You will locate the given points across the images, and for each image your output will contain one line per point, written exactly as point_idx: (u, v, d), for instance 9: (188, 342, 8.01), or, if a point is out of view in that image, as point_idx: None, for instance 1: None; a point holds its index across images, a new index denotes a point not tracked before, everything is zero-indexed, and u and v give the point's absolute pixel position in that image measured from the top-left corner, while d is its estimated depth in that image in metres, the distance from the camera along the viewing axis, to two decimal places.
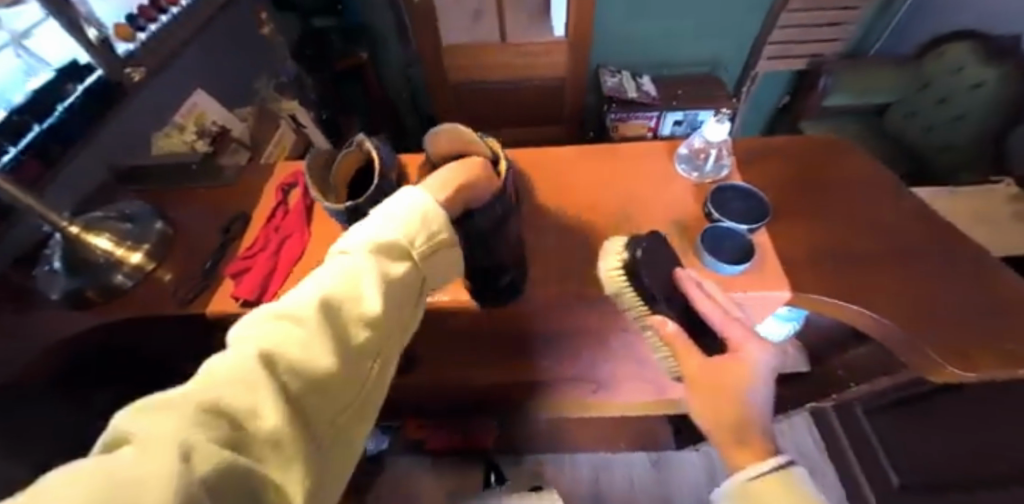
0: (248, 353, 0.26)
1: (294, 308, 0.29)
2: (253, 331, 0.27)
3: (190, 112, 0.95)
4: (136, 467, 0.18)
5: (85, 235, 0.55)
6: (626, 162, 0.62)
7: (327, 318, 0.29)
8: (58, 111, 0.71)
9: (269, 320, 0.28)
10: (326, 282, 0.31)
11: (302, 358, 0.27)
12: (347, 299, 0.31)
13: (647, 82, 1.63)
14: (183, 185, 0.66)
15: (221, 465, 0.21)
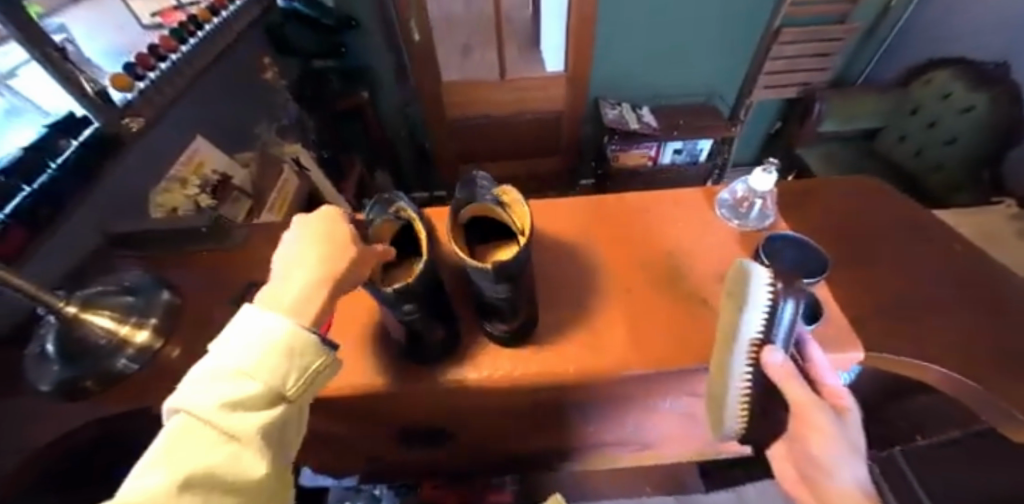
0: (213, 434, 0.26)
1: (236, 365, 0.28)
2: (202, 404, 0.26)
3: (190, 160, 0.92)
4: None
5: (83, 313, 0.51)
6: (661, 210, 0.59)
7: (271, 368, 0.28)
8: (51, 169, 0.66)
9: (215, 388, 0.27)
10: (258, 337, 0.29)
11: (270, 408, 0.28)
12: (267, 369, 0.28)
13: (645, 113, 1.64)
14: (188, 249, 0.62)
15: None
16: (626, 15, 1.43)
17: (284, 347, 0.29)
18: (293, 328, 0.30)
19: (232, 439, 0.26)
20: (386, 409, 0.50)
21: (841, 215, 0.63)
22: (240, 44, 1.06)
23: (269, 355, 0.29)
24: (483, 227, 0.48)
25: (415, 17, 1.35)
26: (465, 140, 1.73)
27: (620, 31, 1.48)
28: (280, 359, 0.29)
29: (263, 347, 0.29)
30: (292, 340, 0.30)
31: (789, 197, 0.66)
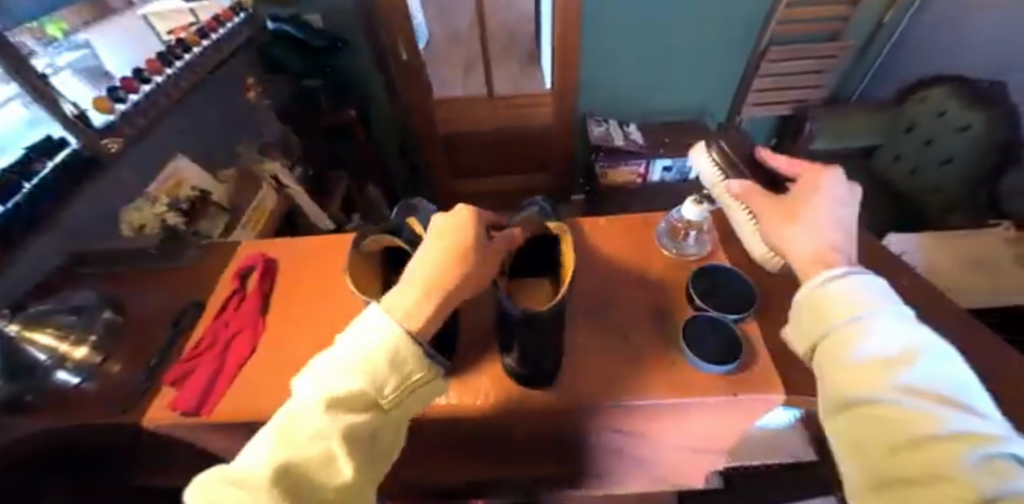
0: (314, 433, 0.30)
1: (337, 368, 0.32)
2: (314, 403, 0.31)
3: (169, 178, 0.95)
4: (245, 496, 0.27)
5: (27, 332, 0.52)
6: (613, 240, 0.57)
7: (356, 391, 0.31)
8: (26, 187, 0.69)
9: (328, 382, 0.32)
10: (372, 339, 0.33)
11: (353, 429, 0.31)
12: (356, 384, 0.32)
13: (633, 130, 1.64)
14: (141, 268, 0.63)
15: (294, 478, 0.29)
16: (610, 34, 1.44)
17: (379, 360, 0.32)
18: (404, 339, 0.33)
19: (324, 434, 0.30)
20: None
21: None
22: (226, 65, 1.10)
23: (363, 365, 0.32)
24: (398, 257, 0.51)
25: (403, 40, 1.39)
26: (457, 155, 1.74)
27: (606, 50, 1.49)
28: (372, 368, 0.32)
29: (364, 354, 0.32)
30: (388, 352, 0.32)
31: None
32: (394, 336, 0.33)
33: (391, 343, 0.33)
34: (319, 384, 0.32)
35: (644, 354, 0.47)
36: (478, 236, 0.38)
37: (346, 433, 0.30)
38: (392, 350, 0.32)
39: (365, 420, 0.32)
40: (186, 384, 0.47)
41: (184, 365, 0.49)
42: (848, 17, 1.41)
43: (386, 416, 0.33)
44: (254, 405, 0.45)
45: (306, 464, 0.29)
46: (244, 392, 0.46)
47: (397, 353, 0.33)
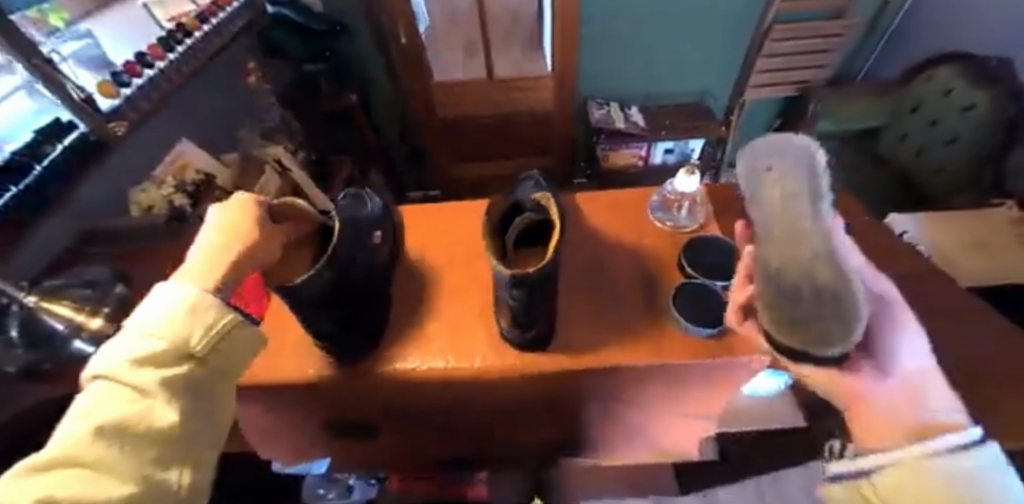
0: (128, 400, 0.28)
1: (148, 327, 0.30)
2: (111, 367, 0.29)
3: (176, 162, 0.96)
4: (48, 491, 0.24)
5: (46, 303, 0.55)
6: (611, 211, 0.58)
7: (174, 340, 0.30)
8: (37, 169, 0.72)
9: (125, 350, 0.29)
10: (163, 308, 0.31)
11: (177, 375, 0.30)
12: (152, 341, 0.30)
13: (634, 112, 1.64)
14: (151, 246, 0.66)
15: (101, 458, 0.26)
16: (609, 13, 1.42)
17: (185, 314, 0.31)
18: (197, 294, 0.32)
19: (141, 393, 0.28)
20: (312, 399, 0.52)
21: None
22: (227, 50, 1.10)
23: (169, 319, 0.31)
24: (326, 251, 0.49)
25: (401, 22, 1.38)
26: (458, 139, 1.73)
27: (606, 30, 1.47)
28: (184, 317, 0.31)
29: (164, 314, 0.31)
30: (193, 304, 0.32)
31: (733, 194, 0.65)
32: (188, 295, 0.32)
33: (187, 299, 0.32)
34: (106, 361, 0.29)
35: (634, 321, 0.49)
36: (262, 218, 0.40)
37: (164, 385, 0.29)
38: (193, 303, 0.31)
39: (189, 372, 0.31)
40: None
41: None
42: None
43: (205, 368, 0.32)
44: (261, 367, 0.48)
45: (131, 423, 0.27)
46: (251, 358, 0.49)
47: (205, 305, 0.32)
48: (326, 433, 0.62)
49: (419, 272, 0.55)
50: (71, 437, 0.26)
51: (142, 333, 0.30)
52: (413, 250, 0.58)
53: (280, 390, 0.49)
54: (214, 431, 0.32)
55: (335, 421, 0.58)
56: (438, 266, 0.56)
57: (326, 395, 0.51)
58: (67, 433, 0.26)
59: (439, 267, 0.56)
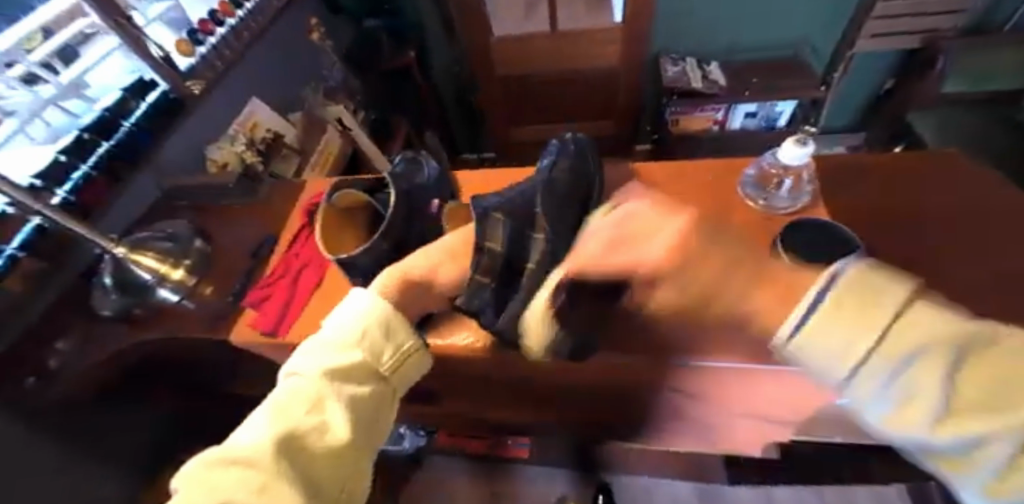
0: (309, 406, 0.32)
1: (314, 360, 0.34)
2: (310, 371, 0.33)
3: (246, 121, 0.96)
4: (282, 411, 0.31)
5: (133, 253, 0.58)
6: (693, 186, 0.52)
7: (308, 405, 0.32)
8: (125, 126, 0.76)
9: (327, 353, 0.34)
10: (342, 335, 0.35)
11: (287, 453, 0.30)
12: (312, 433, 0.31)
13: (714, 69, 1.46)
14: (223, 203, 0.70)
15: (279, 452, 0.29)
16: None
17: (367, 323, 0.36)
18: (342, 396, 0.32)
19: (252, 464, 0.28)
20: None
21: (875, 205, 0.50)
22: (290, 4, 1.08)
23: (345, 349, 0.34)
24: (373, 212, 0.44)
25: None
26: (516, 98, 1.62)
27: None
28: (381, 413, 0.35)
29: (357, 324, 0.36)
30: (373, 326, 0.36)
31: (839, 173, 0.53)
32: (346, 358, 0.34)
33: (320, 386, 0.32)
34: (312, 363, 0.34)
35: (723, 322, 0.40)
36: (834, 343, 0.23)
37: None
38: (383, 318, 0.36)
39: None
40: (263, 306, 0.51)
41: (261, 290, 0.52)
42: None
43: (389, 383, 0.36)
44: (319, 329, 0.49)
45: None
46: (315, 320, 0.49)
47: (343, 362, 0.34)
48: None
49: None
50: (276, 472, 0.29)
51: (327, 357, 0.34)
52: None
53: None
54: (372, 442, 0.34)
55: None
56: None
57: None
58: (271, 421, 0.31)
59: None
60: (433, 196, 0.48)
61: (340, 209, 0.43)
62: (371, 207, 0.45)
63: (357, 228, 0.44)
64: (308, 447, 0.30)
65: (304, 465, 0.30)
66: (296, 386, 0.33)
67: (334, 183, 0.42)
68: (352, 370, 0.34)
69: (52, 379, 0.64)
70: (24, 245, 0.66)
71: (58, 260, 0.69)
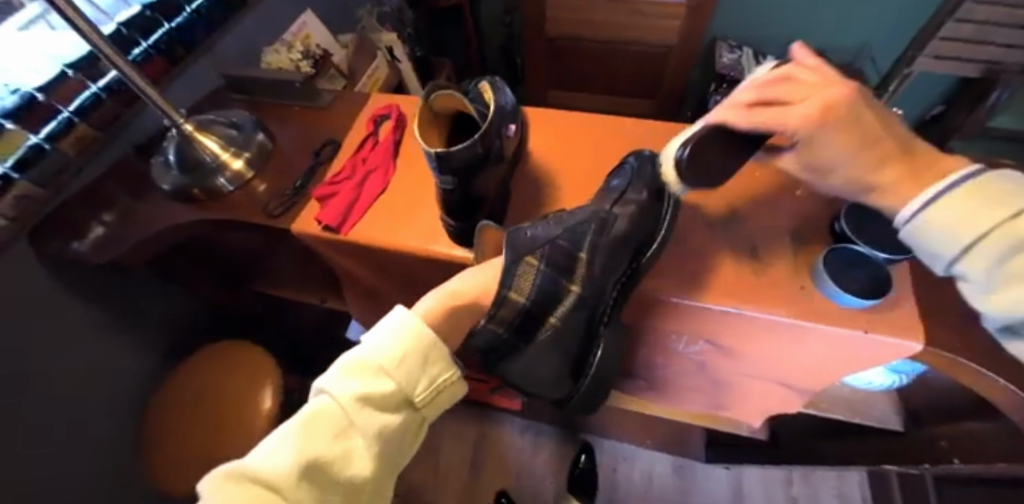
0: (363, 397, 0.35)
1: (369, 359, 0.36)
2: (368, 363, 0.36)
3: (299, 32, 0.93)
4: (340, 399, 0.34)
5: (198, 134, 0.60)
6: (758, 157, 0.53)
7: (354, 410, 0.34)
8: (187, 11, 0.75)
9: (377, 349, 0.37)
10: (393, 337, 0.37)
11: (327, 466, 0.32)
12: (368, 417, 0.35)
13: (769, 63, 1.43)
14: (284, 104, 0.70)
15: (339, 436, 0.34)
16: None
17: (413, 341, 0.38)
18: (389, 394, 0.36)
19: (329, 442, 0.33)
20: (418, 272, 0.55)
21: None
22: None
23: (396, 356, 0.37)
24: (461, 119, 0.46)
25: None
26: (561, 60, 1.59)
27: None
28: (406, 436, 0.38)
29: (404, 330, 0.38)
30: (429, 343, 0.38)
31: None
32: (398, 353, 0.37)
33: (377, 381, 0.35)
34: (366, 355, 0.37)
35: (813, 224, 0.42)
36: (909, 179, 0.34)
37: (308, 466, 0.31)
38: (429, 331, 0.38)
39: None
40: (328, 203, 0.53)
41: (326, 188, 0.54)
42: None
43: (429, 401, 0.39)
44: (383, 231, 0.50)
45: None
46: (378, 223, 0.51)
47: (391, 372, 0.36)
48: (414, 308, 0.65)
49: (541, 175, 0.53)
50: (331, 435, 0.33)
51: (383, 351, 0.37)
52: (540, 153, 0.55)
53: (395, 257, 0.51)
54: (411, 439, 0.39)
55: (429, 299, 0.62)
56: (562, 174, 0.53)
57: (437, 273, 0.53)
58: (332, 405, 0.34)
59: (560, 175, 0.53)
60: (512, 120, 0.48)
61: (433, 112, 0.44)
62: (462, 113, 0.45)
63: (445, 133, 0.45)
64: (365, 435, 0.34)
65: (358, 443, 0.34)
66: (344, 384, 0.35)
67: (430, 84, 0.42)
68: (403, 382, 0.37)
69: (98, 248, 0.64)
70: (81, 110, 0.63)
71: (110, 131, 0.67)
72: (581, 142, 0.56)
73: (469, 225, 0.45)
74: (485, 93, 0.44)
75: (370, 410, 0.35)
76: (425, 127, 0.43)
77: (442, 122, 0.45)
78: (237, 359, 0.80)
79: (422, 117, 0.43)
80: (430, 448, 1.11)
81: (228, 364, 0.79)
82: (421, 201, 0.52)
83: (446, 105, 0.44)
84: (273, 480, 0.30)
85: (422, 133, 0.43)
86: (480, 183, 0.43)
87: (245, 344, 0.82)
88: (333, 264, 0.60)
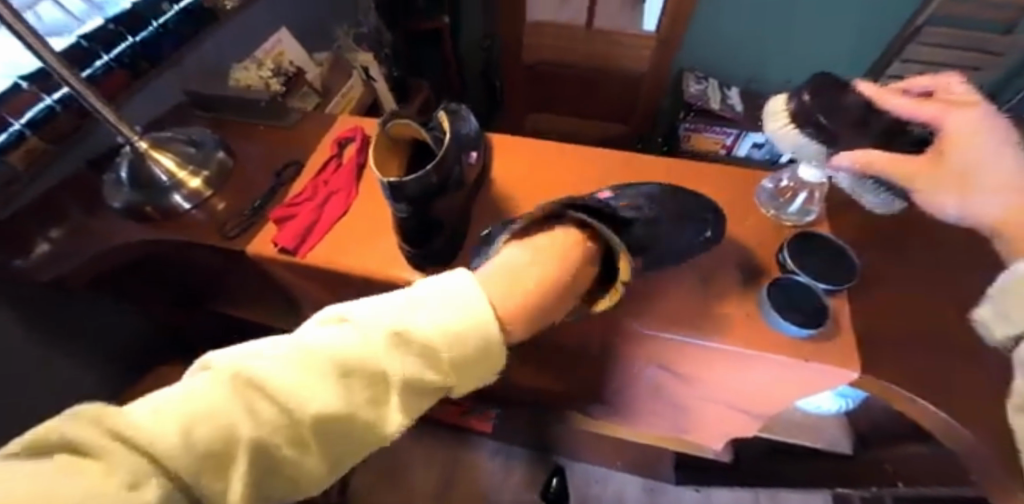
0: (351, 355, 0.29)
1: (375, 322, 0.31)
2: (381, 321, 0.31)
3: (272, 49, 0.93)
4: (330, 346, 0.29)
5: (153, 151, 0.59)
6: (710, 188, 0.55)
7: (366, 365, 0.29)
8: (153, 26, 0.75)
9: (403, 310, 0.32)
10: (424, 308, 0.32)
11: (256, 405, 0.25)
12: (338, 377, 0.28)
13: (733, 94, 1.50)
14: (250, 122, 0.69)
15: (301, 380, 0.27)
16: None
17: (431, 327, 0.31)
18: (378, 366, 0.29)
19: (291, 380, 0.27)
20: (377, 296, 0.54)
21: (878, 230, 0.52)
22: None
23: (439, 331, 0.32)
24: (420, 146, 0.46)
25: None
26: (537, 84, 1.62)
27: None
28: (356, 436, 0.30)
29: (442, 303, 0.33)
30: (473, 325, 0.33)
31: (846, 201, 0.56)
32: (417, 325, 0.31)
33: (373, 344, 0.29)
34: (384, 314, 0.31)
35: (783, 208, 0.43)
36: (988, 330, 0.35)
37: (246, 389, 0.26)
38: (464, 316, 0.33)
39: (220, 461, 0.24)
40: (285, 225, 0.52)
41: (285, 210, 0.53)
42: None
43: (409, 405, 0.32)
44: (339, 254, 0.50)
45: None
46: (335, 245, 0.51)
47: (420, 344, 0.31)
48: None
49: (503, 202, 0.54)
50: (292, 379, 0.27)
51: (402, 317, 0.31)
52: (502, 180, 0.56)
53: (352, 281, 0.51)
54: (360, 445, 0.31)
55: None
56: (523, 201, 0.54)
57: None
58: (314, 348, 0.28)
59: (522, 202, 0.54)
60: (474, 148, 0.49)
61: (389, 140, 0.44)
62: (418, 141, 0.46)
63: (403, 161, 0.46)
64: (316, 397, 0.27)
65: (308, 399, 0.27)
66: (373, 328, 0.30)
67: (388, 113, 0.42)
68: (426, 360, 0.31)
69: (40, 266, 0.61)
70: (33, 123, 0.61)
71: (63, 144, 0.65)
72: (543, 169, 0.57)
73: (426, 252, 0.46)
74: (442, 120, 0.45)
75: (344, 378, 0.28)
76: (379, 155, 0.43)
77: (399, 150, 0.45)
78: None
79: (377, 146, 0.43)
80: (396, 474, 1.07)
81: None
82: (380, 225, 0.52)
83: (403, 134, 0.44)
84: (241, 403, 0.25)
85: (378, 161, 0.43)
86: (438, 210, 0.43)
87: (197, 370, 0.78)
88: (292, 286, 0.59)
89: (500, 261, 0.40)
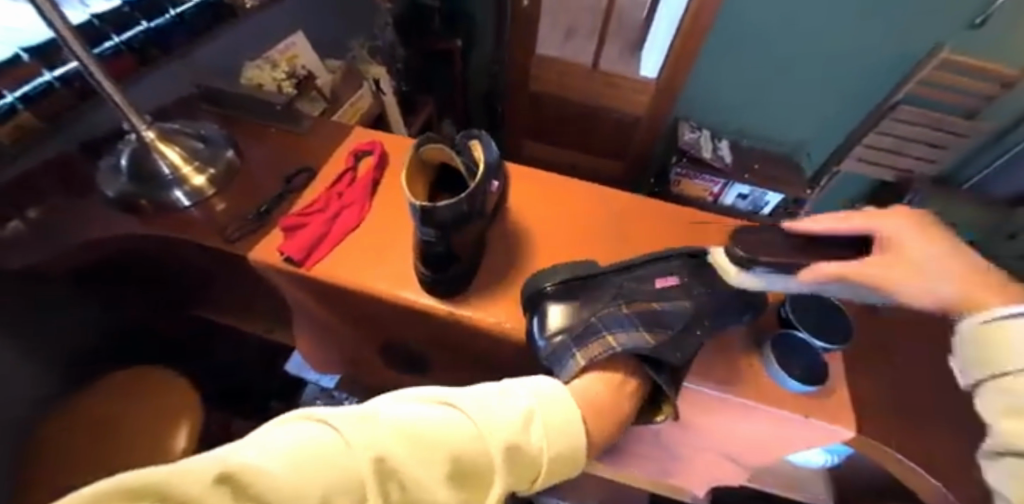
0: (456, 446, 0.29)
1: (479, 414, 0.32)
2: (485, 414, 0.32)
3: (286, 51, 0.92)
4: (441, 430, 0.29)
5: (159, 143, 0.57)
6: (716, 238, 0.57)
7: (475, 453, 0.30)
8: (168, 15, 0.73)
9: (507, 404, 0.34)
10: (521, 404, 0.35)
11: (368, 482, 0.24)
12: (441, 467, 0.28)
13: (723, 146, 1.57)
14: (262, 123, 0.68)
15: (411, 462, 0.27)
16: (736, 32, 1.33)
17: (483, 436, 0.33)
18: (476, 455, 0.30)
19: (402, 459, 0.26)
20: (381, 316, 0.53)
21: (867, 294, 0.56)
22: None
23: (540, 438, 0.34)
24: (448, 172, 0.47)
25: None
26: (539, 114, 1.66)
27: (727, 54, 1.40)
28: None
29: (536, 402, 0.36)
30: (568, 437, 0.35)
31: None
32: (519, 421, 0.33)
33: (479, 436, 0.31)
34: (485, 408, 0.33)
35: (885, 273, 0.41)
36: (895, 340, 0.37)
37: (374, 463, 0.25)
38: (553, 413, 0.36)
39: None
40: (294, 235, 0.51)
41: (296, 218, 0.52)
42: (1010, 84, 1.27)
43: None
44: (351, 271, 0.49)
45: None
46: (348, 262, 0.50)
47: (525, 449, 0.33)
48: (371, 349, 0.63)
49: (518, 232, 0.55)
50: (402, 455, 0.27)
51: (505, 411, 0.33)
52: (517, 209, 0.57)
53: (360, 299, 0.50)
54: None
55: (388, 341, 0.60)
56: (537, 233, 0.55)
57: (399, 318, 0.52)
58: (426, 428, 0.29)
59: (535, 234, 0.55)
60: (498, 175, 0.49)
61: (420, 164, 0.44)
62: (447, 166, 0.46)
63: (430, 186, 0.46)
64: (419, 480, 0.27)
65: (407, 480, 0.26)
66: (481, 422, 0.32)
67: (422, 137, 0.43)
68: (521, 465, 0.32)
69: (12, 247, 0.57)
70: (28, 97, 0.57)
71: (58, 122, 0.61)
72: (557, 202, 0.58)
73: (442, 277, 0.46)
74: (475, 149, 0.46)
75: (446, 468, 0.28)
76: (412, 180, 0.44)
77: (428, 175, 0.46)
78: (146, 391, 0.67)
79: (411, 170, 0.43)
80: None
81: (134, 404, 0.66)
82: (395, 246, 0.51)
83: (435, 160, 0.45)
84: (366, 473, 0.24)
85: (409, 185, 0.43)
86: (459, 236, 0.43)
87: (157, 375, 0.69)
88: (290, 297, 0.57)
89: (576, 396, 0.39)
